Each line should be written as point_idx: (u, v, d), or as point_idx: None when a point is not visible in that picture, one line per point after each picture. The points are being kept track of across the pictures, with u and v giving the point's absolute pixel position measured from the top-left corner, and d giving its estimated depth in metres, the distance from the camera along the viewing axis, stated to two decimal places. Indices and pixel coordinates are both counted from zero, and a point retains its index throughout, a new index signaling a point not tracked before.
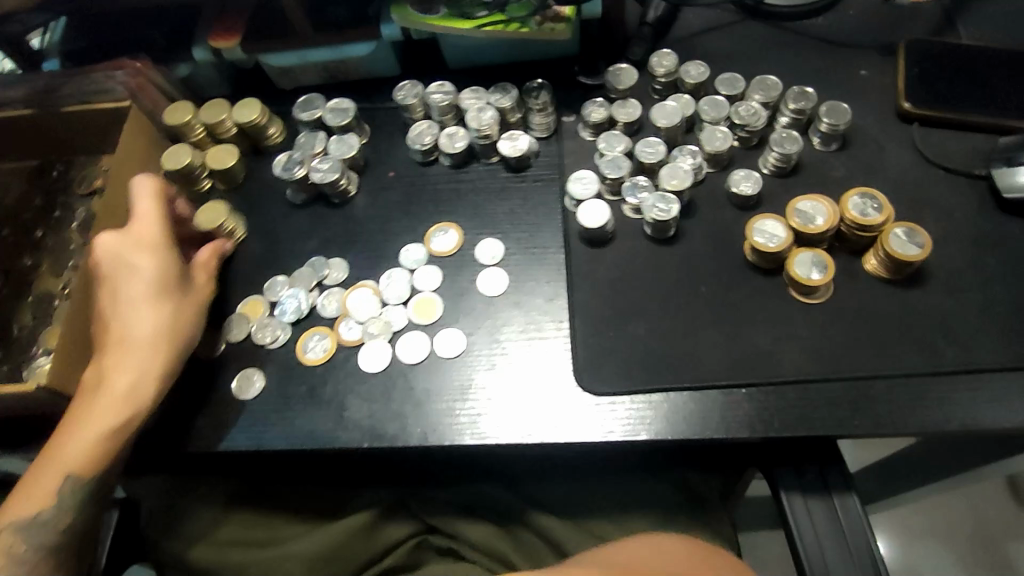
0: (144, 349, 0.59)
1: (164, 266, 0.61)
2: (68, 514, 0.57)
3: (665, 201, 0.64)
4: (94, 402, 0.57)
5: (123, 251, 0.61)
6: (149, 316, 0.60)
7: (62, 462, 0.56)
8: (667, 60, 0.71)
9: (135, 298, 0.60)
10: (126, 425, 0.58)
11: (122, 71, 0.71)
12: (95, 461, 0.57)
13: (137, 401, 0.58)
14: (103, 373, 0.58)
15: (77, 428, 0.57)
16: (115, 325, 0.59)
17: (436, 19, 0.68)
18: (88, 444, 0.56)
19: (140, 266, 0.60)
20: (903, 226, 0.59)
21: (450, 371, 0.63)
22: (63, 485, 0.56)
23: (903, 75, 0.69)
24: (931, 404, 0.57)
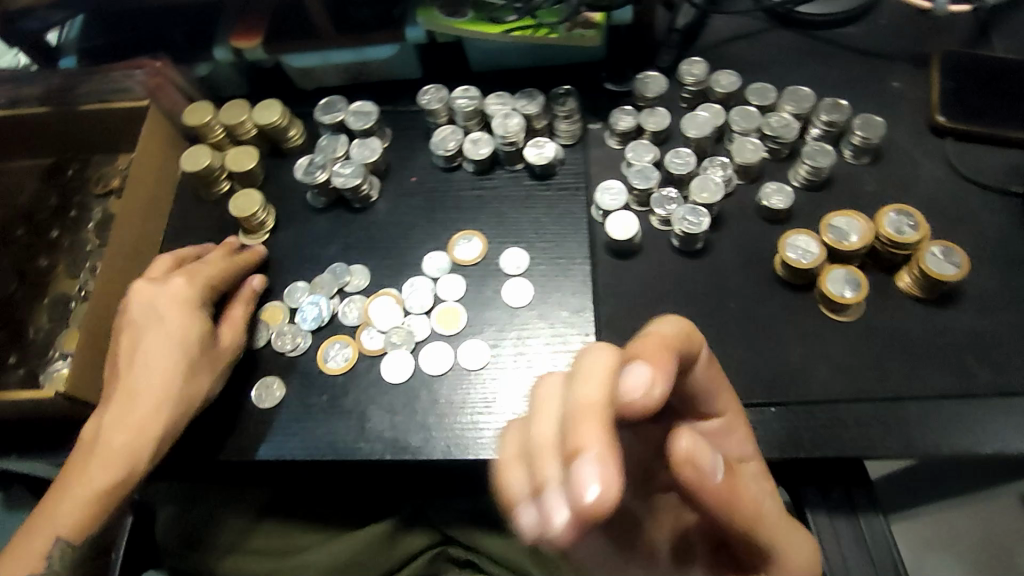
0: (151, 403, 0.56)
1: (186, 325, 0.59)
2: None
3: (695, 214, 0.63)
4: (91, 461, 0.55)
5: (148, 309, 0.60)
6: (163, 369, 0.57)
7: (50, 524, 0.54)
8: (697, 68, 0.70)
9: (150, 357, 0.58)
10: (121, 487, 0.55)
11: (141, 70, 0.70)
12: (85, 524, 0.54)
13: (135, 458, 0.55)
14: (105, 430, 0.56)
15: (71, 486, 0.55)
16: (127, 381, 0.58)
17: (464, 22, 0.67)
18: (77, 505, 0.54)
19: (163, 326, 0.59)
20: (939, 244, 0.58)
21: (474, 383, 0.62)
22: (51, 546, 0.53)
23: (938, 87, 0.68)
24: (966, 426, 0.55)
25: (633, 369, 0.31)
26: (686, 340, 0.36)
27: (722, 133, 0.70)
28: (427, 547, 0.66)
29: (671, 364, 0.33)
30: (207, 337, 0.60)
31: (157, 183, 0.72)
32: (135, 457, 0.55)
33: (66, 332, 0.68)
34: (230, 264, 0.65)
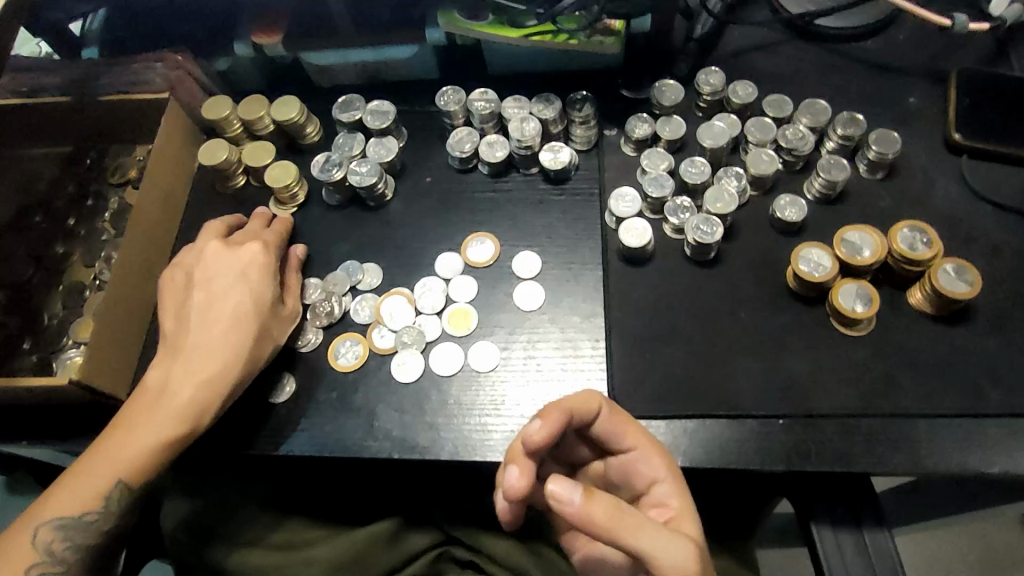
0: (222, 364, 0.58)
1: (261, 290, 0.62)
2: (109, 517, 0.55)
3: (708, 224, 0.63)
4: (159, 408, 0.56)
5: (225, 270, 0.62)
6: (234, 332, 0.59)
7: (113, 465, 0.54)
8: (714, 78, 0.70)
9: (225, 317, 0.60)
10: (186, 438, 0.57)
11: (161, 64, 0.70)
12: (150, 467, 0.55)
13: (200, 416, 0.57)
14: (174, 380, 0.58)
15: (137, 430, 0.56)
16: (199, 337, 0.59)
17: (483, 25, 0.67)
18: (145, 449, 0.55)
19: (240, 289, 0.61)
20: (952, 261, 0.58)
21: (483, 385, 0.62)
22: (112, 488, 0.54)
23: (954, 105, 0.68)
24: (974, 446, 0.56)
25: (532, 421, 0.47)
26: (579, 404, 0.48)
27: (737, 143, 0.70)
28: (430, 546, 0.65)
29: (552, 423, 0.46)
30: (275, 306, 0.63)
31: (174, 175, 0.72)
32: (204, 412, 0.57)
33: (79, 320, 0.68)
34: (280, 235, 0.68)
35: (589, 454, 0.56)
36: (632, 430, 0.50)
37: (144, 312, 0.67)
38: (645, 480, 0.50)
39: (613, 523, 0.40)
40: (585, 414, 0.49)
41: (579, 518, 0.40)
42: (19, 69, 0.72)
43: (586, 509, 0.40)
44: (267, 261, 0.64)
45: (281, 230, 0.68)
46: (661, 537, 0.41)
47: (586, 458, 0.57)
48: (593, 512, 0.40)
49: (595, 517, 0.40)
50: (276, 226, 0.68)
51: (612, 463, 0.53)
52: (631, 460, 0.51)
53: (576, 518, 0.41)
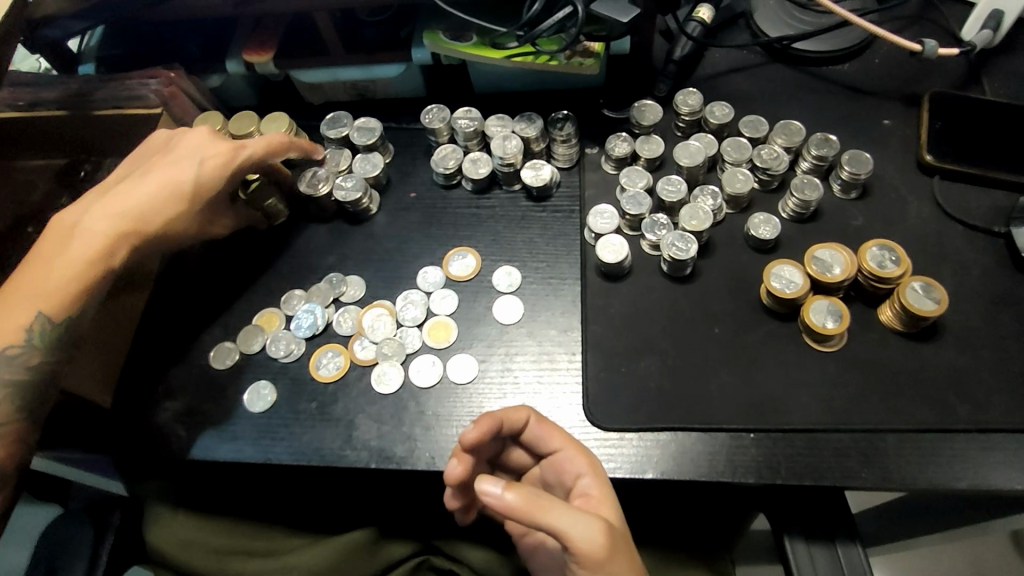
0: (140, 216, 0.60)
1: (204, 170, 0.63)
2: (36, 353, 0.55)
3: (683, 240, 0.64)
4: (70, 244, 0.57)
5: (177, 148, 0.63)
6: (159, 196, 0.61)
7: (33, 293, 0.55)
8: (693, 98, 0.71)
9: (153, 184, 0.61)
10: (90, 289, 0.57)
11: (155, 80, 0.72)
12: (67, 302, 0.56)
13: (110, 261, 0.58)
14: (92, 217, 0.59)
15: (53, 260, 0.57)
16: (125, 195, 0.60)
17: (468, 46, 0.69)
18: (55, 280, 0.56)
19: (186, 158, 0.63)
20: (920, 279, 0.60)
21: (461, 397, 0.63)
22: (32, 320, 0.55)
23: (926, 127, 0.69)
24: (941, 461, 0.57)
25: (468, 426, 0.54)
26: (509, 415, 0.55)
27: (714, 163, 0.72)
28: (410, 555, 0.65)
29: (483, 427, 0.53)
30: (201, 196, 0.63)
31: None
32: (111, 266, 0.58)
33: None
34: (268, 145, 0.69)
35: (527, 459, 0.62)
36: (559, 435, 0.55)
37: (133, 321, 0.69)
38: (572, 476, 0.54)
39: (528, 507, 0.45)
40: (512, 423, 0.55)
41: (502, 509, 0.45)
42: (16, 84, 0.74)
43: (504, 500, 0.45)
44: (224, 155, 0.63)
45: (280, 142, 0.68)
46: (574, 516, 0.46)
47: (527, 464, 0.63)
48: (513, 501, 0.45)
49: (513, 504, 0.45)
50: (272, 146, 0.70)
51: (546, 464, 0.58)
52: (559, 462, 0.55)
53: (499, 509, 0.45)
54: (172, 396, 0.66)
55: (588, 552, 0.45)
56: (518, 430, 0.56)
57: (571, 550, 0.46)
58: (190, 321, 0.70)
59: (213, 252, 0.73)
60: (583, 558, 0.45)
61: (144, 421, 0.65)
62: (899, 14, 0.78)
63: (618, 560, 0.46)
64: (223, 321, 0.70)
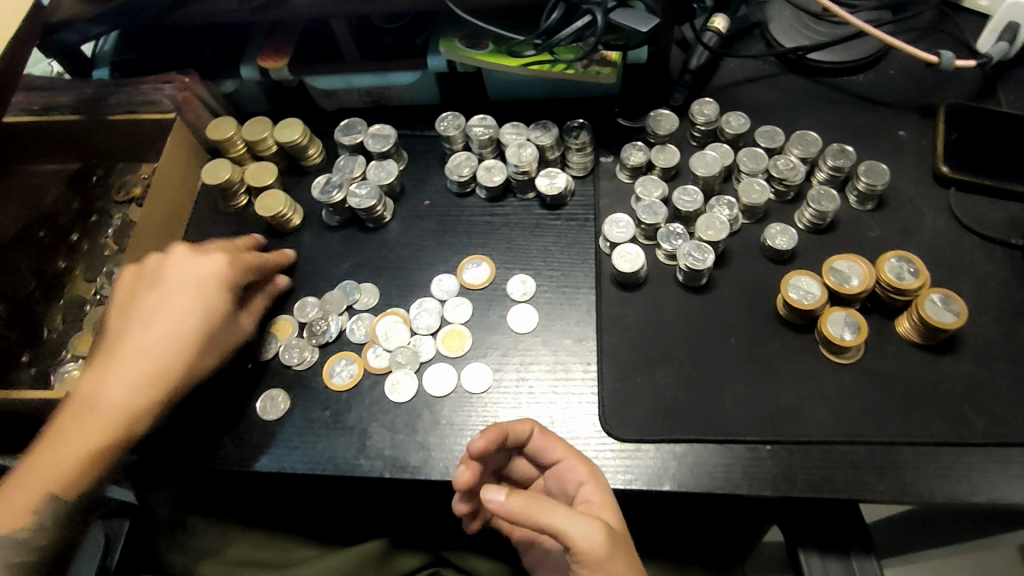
0: (154, 371, 0.57)
1: (210, 310, 0.60)
2: (46, 531, 0.52)
3: (700, 250, 0.64)
4: (84, 422, 0.55)
5: (175, 274, 0.61)
6: (168, 349, 0.58)
7: (47, 477, 0.53)
8: (708, 108, 0.71)
9: (172, 323, 0.59)
10: (109, 459, 0.55)
11: (169, 85, 0.72)
12: (85, 479, 0.54)
13: (129, 425, 0.56)
14: (109, 387, 0.56)
15: (67, 441, 0.54)
16: (130, 357, 0.57)
17: (484, 54, 0.69)
18: (72, 461, 0.54)
19: (190, 302, 0.60)
20: (939, 292, 0.59)
21: (475, 406, 0.63)
22: (44, 504, 0.52)
23: (943, 139, 0.69)
24: (959, 475, 0.56)
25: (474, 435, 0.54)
26: (514, 425, 0.55)
27: (730, 173, 0.71)
28: (422, 566, 0.64)
29: (489, 436, 0.53)
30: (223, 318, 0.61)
31: (177, 194, 0.74)
32: (132, 433, 0.56)
33: (79, 334, 0.69)
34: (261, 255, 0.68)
35: (532, 470, 0.62)
36: (562, 445, 0.55)
37: None
38: (575, 485, 0.54)
39: (532, 510, 0.46)
40: (517, 435, 0.55)
41: (505, 514, 0.47)
42: (29, 87, 0.73)
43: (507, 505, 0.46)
44: (228, 273, 0.62)
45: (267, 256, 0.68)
46: (575, 520, 0.46)
47: (532, 476, 0.62)
48: (517, 506, 0.46)
49: (514, 507, 0.46)
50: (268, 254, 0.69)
51: (549, 474, 0.58)
52: (562, 471, 0.55)
53: (502, 514, 0.47)
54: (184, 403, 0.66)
55: (589, 553, 0.45)
56: (522, 441, 0.56)
57: (573, 551, 0.46)
58: None
59: None
60: (584, 558, 0.46)
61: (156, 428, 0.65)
62: (915, 25, 0.78)
63: (621, 561, 0.46)
64: None
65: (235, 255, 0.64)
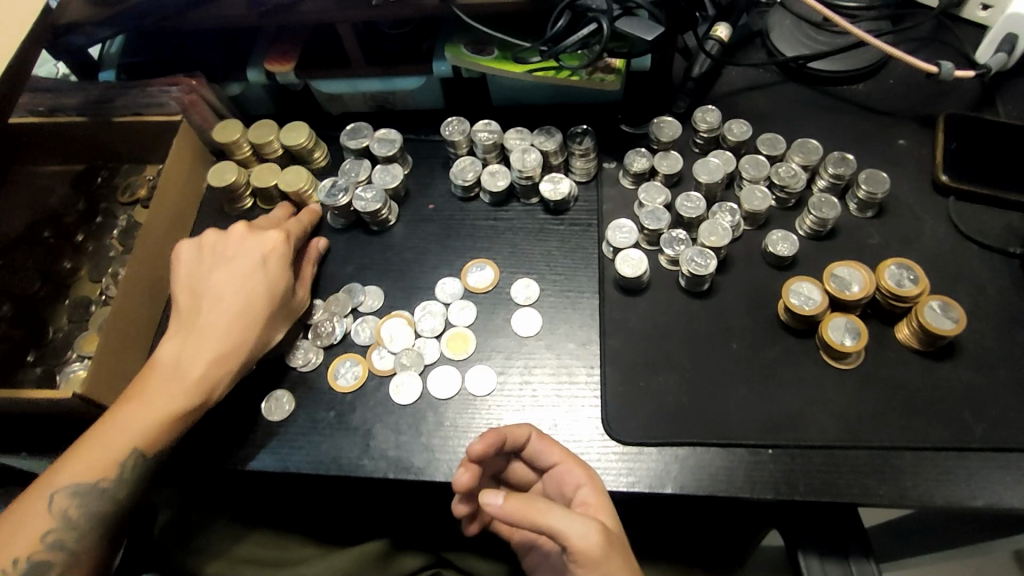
0: (225, 338, 0.61)
1: (275, 283, 0.64)
2: (125, 486, 0.56)
3: (702, 256, 0.65)
4: (163, 385, 0.59)
5: (239, 252, 0.65)
6: (238, 317, 0.62)
7: (128, 434, 0.56)
8: (710, 116, 0.72)
9: (241, 297, 0.63)
10: (187, 421, 0.59)
11: (177, 87, 0.72)
12: (164, 438, 0.58)
13: (205, 389, 0.59)
14: (187, 354, 0.60)
15: (148, 401, 0.58)
16: (205, 326, 0.62)
17: (489, 60, 0.69)
18: (154, 420, 0.57)
19: (256, 276, 0.64)
20: (938, 299, 0.60)
21: (479, 409, 0.63)
22: (127, 457, 0.56)
23: (941, 148, 0.70)
24: (958, 480, 0.57)
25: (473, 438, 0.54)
26: (513, 429, 0.55)
27: (732, 179, 0.72)
28: (423, 567, 0.64)
29: (488, 439, 0.53)
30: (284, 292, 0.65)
31: (183, 196, 0.75)
32: (208, 395, 0.60)
33: (83, 335, 0.69)
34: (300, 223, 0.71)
35: (529, 474, 0.62)
36: (559, 451, 0.56)
37: (149, 328, 0.69)
38: (573, 487, 0.55)
39: (529, 512, 0.47)
40: (515, 438, 0.55)
41: (503, 517, 0.47)
42: (36, 89, 0.73)
43: (504, 509, 0.47)
44: (284, 250, 0.66)
45: (303, 222, 0.71)
46: (573, 520, 0.46)
47: (530, 479, 0.63)
48: (514, 509, 0.47)
49: (512, 509, 0.47)
50: (303, 217, 0.72)
51: (547, 478, 0.59)
52: (559, 474, 0.56)
53: (500, 517, 0.47)
54: None
55: (586, 552, 0.46)
56: (519, 445, 0.56)
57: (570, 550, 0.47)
58: None
59: None
60: (580, 557, 0.46)
61: None
62: (914, 36, 0.79)
63: (618, 561, 0.47)
64: None
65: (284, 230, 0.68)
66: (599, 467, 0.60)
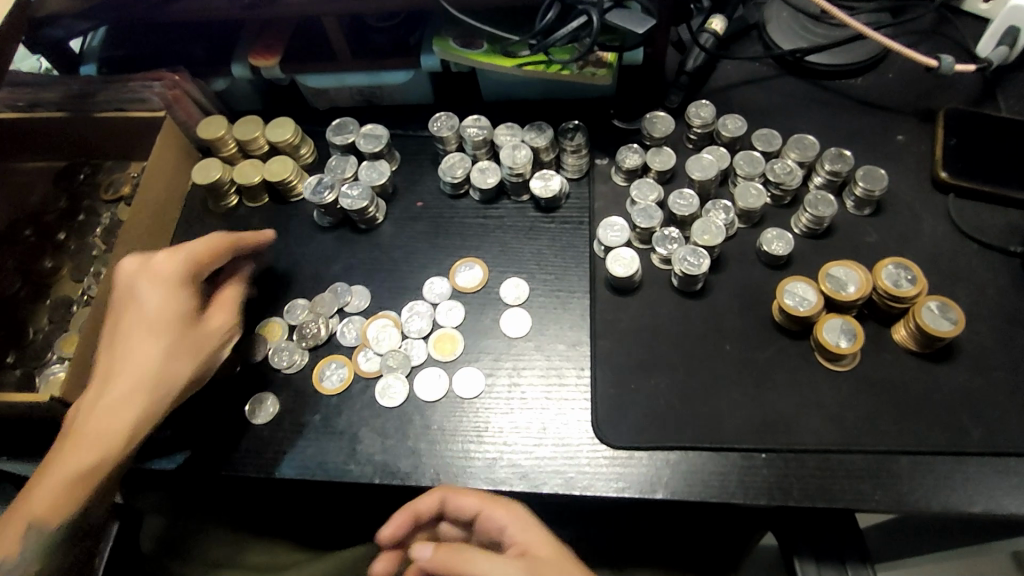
0: (125, 379, 0.55)
1: (171, 307, 0.57)
2: (36, 561, 0.50)
3: (695, 255, 0.63)
4: (65, 448, 0.52)
5: (137, 280, 0.58)
6: (141, 354, 0.55)
7: (26, 508, 0.50)
8: (705, 111, 0.71)
9: (143, 330, 0.56)
10: (98, 476, 0.52)
11: (159, 82, 0.70)
12: (70, 502, 0.51)
13: (111, 437, 0.53)
14: (87, 411, 0.54)
15: (49, 468, 0.52)
16: (104, 373, 0.55)
17: (478, 54, 0.68)
18: (53, 487, 0.51)
19: (150, 306, 0.57)
20: (936, 299, 0.59)
21: (467, 412, 0.62)
22: (27, 532, 0.49)
23: (941, 144, 0.69)
24: (955, 486, 0.55)
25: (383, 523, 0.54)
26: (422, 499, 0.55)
27: (726, 176, 0.71)
28: None
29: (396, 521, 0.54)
30: (188, 315, 0.58)
31: (166, 194, 0.73)
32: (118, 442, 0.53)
33: (64, 336, 0.67)
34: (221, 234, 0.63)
35: None
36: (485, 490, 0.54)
37: None
38: None
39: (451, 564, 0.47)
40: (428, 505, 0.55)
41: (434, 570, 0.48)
42: (16, 83, 0.72)
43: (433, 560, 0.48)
44: (188, 270, 0.59)
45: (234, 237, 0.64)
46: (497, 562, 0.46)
47: None
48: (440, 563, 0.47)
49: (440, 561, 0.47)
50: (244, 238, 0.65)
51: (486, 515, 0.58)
52: None
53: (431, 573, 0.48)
54: None
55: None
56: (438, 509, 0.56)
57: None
58: None
59: None
60: None
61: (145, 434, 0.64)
62: (914, 29, 0.77)
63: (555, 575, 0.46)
64: None
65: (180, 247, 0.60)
66: (589, 473, 0.58)
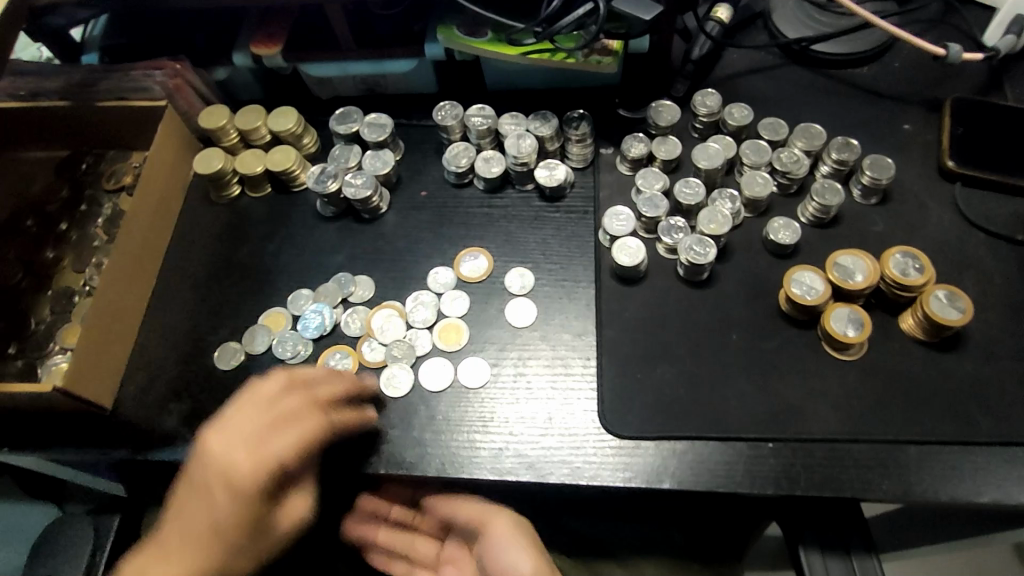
0: (194, 546, 0.56)
1: (235, 509, 0.55)
2: None
3: (702, 244, 0.63)
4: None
5: (237, 431, 0.57)
6: (211, 526, 0.56)
7: None
8: (711, 100, 0.70)
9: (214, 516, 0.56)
10: None
11: (160, 71, 0.70)
12: None
13: None
14: (155, 557, 0.56)
15: None
16: (181, 513, 0.56)
17: (483, 42, 0.67)
18: None
19: (220, 498, 0.56)
20: (944, 288, 0.58)
21: (472, 402, 0.62)
22: None
23: (948, 133, 0.68)
24: (963, 475, 0.55)
25: None
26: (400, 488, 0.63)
27: (732, 165, 0.70)
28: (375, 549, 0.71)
29: None
30: (264, 517, 0.57)
31: (169, 184, 0.72)
32: None
33: (66, 327, 0.67)
34: (331, 420, 0.58)
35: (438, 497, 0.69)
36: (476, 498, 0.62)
37: (134, 319, 0.68)
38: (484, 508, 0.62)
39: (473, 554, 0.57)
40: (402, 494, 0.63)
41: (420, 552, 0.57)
42: (16, 73, 0.72)
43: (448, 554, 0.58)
44: (295, 445, 0.57)
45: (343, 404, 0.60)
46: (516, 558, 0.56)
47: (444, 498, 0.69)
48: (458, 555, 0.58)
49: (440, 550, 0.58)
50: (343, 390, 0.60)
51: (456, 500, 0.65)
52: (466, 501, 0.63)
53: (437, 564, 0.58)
54: (175, 397, 0.65)
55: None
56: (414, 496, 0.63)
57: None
58: (195, 321, 0.69)
59: (207, 267, 0.72)
60: None
61: (148, 424, 0.64)
62: (920, 17, 0.77)
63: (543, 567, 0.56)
64: (228, 321, 0.69)
65: (297, 375, 0.59)
66: (595, 463, 0.58)
